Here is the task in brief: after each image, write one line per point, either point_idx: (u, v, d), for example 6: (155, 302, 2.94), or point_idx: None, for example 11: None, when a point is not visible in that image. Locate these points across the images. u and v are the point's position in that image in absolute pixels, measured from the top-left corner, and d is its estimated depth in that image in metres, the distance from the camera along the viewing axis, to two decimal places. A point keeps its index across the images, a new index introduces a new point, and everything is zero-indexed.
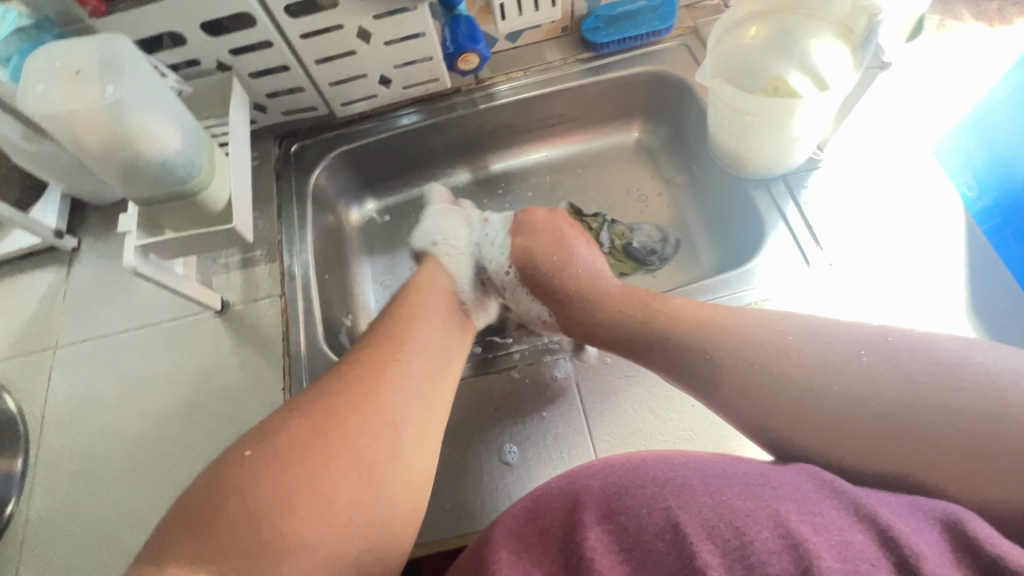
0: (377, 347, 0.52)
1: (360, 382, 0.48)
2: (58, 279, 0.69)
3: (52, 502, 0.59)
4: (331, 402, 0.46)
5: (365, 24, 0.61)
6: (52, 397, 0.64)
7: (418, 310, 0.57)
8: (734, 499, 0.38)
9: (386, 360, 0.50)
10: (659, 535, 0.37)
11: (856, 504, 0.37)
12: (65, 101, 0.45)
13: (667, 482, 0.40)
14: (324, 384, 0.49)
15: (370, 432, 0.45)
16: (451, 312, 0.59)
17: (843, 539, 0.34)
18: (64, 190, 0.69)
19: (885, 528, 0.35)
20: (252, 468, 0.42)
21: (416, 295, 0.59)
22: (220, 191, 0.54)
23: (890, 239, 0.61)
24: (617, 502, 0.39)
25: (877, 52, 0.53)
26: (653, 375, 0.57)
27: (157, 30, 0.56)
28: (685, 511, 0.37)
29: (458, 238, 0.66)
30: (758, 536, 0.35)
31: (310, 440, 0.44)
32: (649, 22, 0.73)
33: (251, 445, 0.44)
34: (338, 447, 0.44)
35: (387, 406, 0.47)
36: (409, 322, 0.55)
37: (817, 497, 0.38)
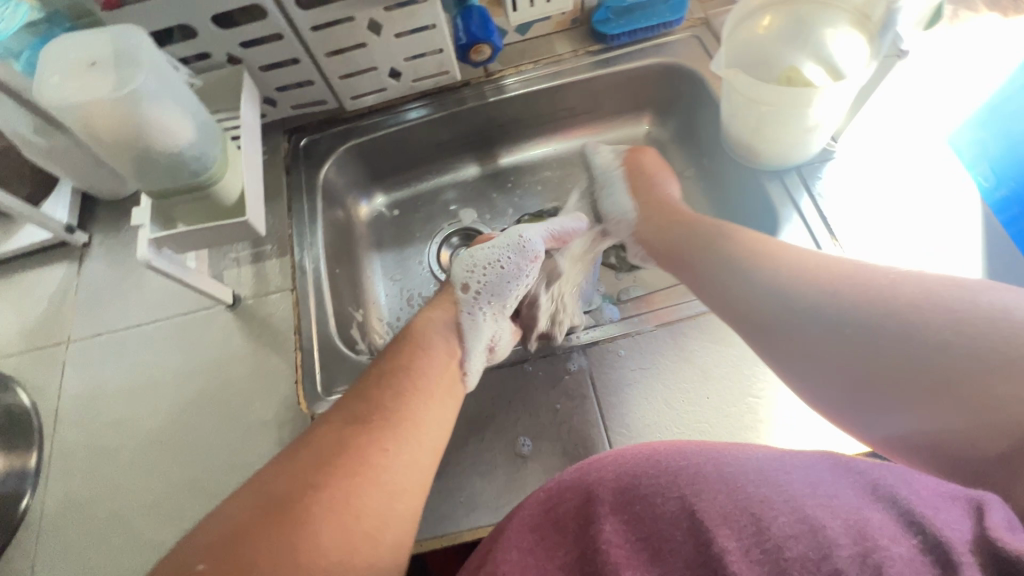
0: (365, 431, 0.48)
1: (334, 465, 0.45)
2: (69, 274, 0.69)
3: (67, 495, 0.59)
4: (302, 489, 0.44)
5: (376, 16, 0.61)
6: (66, 391, 0.64)
7: (410, 383, 0.52)
8: (749, 484, 0.38)
9: (366, 437, 0.47)
10: (676, 524, 0.37)
11: (875, 487, 0.36)
12: (79, 92, 0.45)
13: (681, 471, 0.40)
14: (297, 463, 0.46)
15: (342, 535, 0.42)
16: (450, 381, 0.54)
17: (860, 517, 0.34)
18: (75, 185, 0.69)
19: (906, 508, 0.34)
20: None
21: (404, 353, 0.55)
22: (232, 184, 0.55)
23: (904, 232, 0.61)
24: (632, 492, 0.40)
25: (895, 40, 0.52)
26: (668, 367, 0.57)
27: (168, 22, 0.56)
28: (702, 499, 0.37)
29: (492, 286, 0.61)
30: (774, 522, 0.35)
31: (275, 543, 0.41)
32: (660, 14, 0.72)
33: (206, 556, 0.41)
34: (307, 548, 0.41)
35: (363, 509, 0.44)
36: (395, 388, 0.51)
37: (834, 481, 0.38)
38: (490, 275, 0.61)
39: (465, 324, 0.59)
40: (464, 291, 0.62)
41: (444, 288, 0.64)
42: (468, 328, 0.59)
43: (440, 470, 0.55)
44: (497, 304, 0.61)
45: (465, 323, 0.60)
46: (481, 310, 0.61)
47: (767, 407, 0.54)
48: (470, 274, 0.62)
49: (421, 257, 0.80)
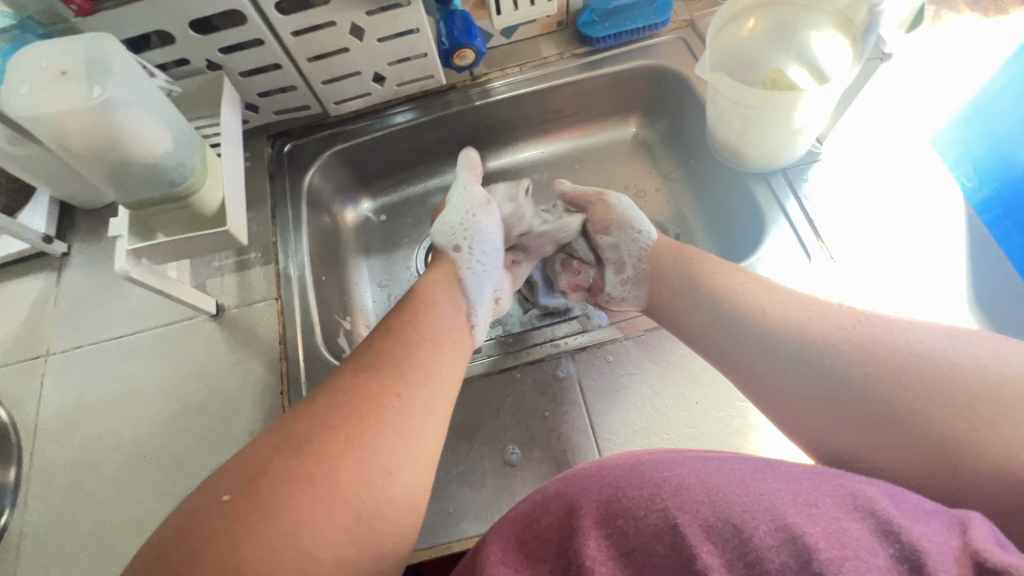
0: (380, 376, 0.46)
1: (351, 404, 0.44)
2: (48, 285, 0.68)
3: (47, 512, 0.58)
4: (321, 427, 0.42)
5: (358, 20, 0.60)
6: (45, 405, 0.62)
7: (420, 335, 0.51)
8: (730, 493, 0.37)
9: (382, 380, 0.46)
10: (658, 538, 0.36)
11: (855, 497, 0.36)
12: (50, 103, 0.44)
13: (663, 482, 0.39)
14: (315, 407, 0.44)
15: (361, 474, 0.40)
16: (455, 333, 0.54)
17: (840, 527, 0.34)
18: (52, 194, 0.67)
19: (885, 520, 0.34)
20: (231, 511, 0.37)
21: (415, 303, 0.54)
22: (211, 195, 0.54)
23: (889, 236, 0.61)
24: (615, 504, 0.39)
25: (878, 43, 0.53)
26: (657, 373, 0.56)
27: (145, 29, 0.55)
28: (683, 513, 0.36)
29: (479, 234, 0.62)
30: (755, 533, 0.34)
31: (295, 474, 0.39)
32: (646, 16, 0.72)
33: (233, 488, 0.39)
34: (326, 482, 0.39)
35: (380, 450, 0.42)
36: (407, 335, 0.50)
37: (813, 489, 0.37)
38: (476, 229, 0.62)
39: (467, 281, 0.59)
40: (458, 250, 0.61)
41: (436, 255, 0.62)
42: (468, 279, 0.59)
43: None
44: (488, 255, 0.62)
45: (467, 281, 0.59)
46: (479, 260, 0.61)
47: (755, 412, 0.54)
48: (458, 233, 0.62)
49: (408, 262, 0.79)
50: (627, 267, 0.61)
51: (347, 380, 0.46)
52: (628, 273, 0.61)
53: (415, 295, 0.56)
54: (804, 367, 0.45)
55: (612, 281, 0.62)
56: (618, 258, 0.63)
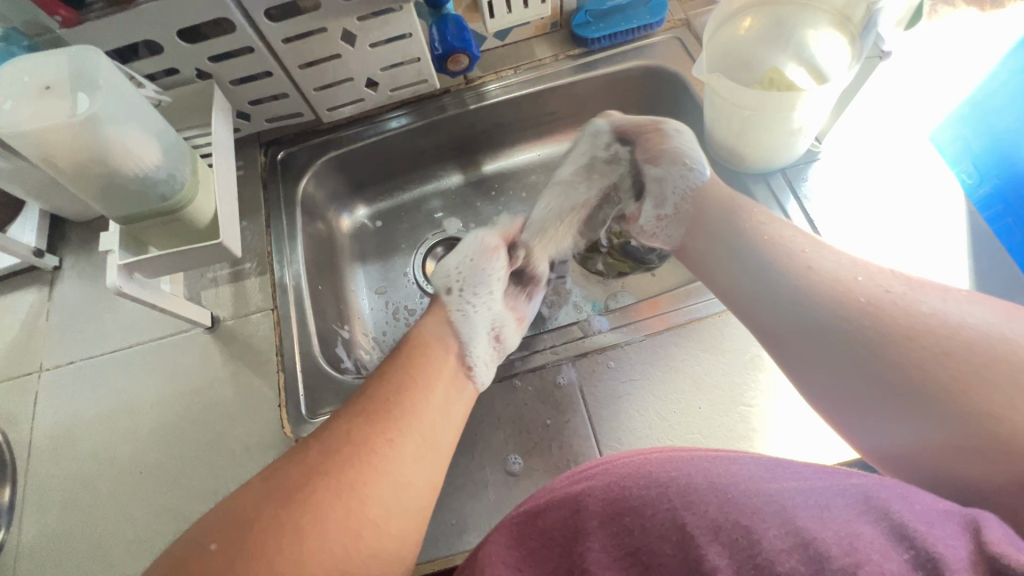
0: (371, 421, 0.46)
1: (342, 452, 0.44)
2: (40, 299, 0.67)
3: (44, 530, 0.57)
4: (311, 474, 0.43)
5: (349, 26, 0.59)
6: (39, 422, 0.61)
7: (410, 376, 0.50)
8: (740, 495, 0.36)
9: (374, 425, 0.46)
10: (665, 537, 0.36)
11: (867, 497, 0.35)
12: (35, 120, 0.43)
13: (672, 483, 0.38)
14: (308, 451, 0.45)
15: (354, 522, 0.41)
16: (450, 373, 0.52)
17: (852, 530, 0.33)
18: (42, 208, 0.66)
19: (900, 522, 0.32)
20: (221, 560, 0.39)
21: (412, 343, 0.54)
22: (205, 207, 0.53)
23: (891, 236, 0.60)
24: (621, 504, 0.39)
25: (876, 42, 0.52)
26: (659, 379, 0.56)
27: (132, 39, 0.54)
28: (690, 513, 0.36)
29: (472, 279, 0.61)
30: (765, 535, 0.33)
31: (283, 522, 0.40)
32: (640, 16, 0.71)
33: (219, 536, 0.40)
34: (315, 533, 0.40)
35: (373, 497, 0.43)
36: (401, 377, 0.50)
37: (827, 492, 0.36)
38: (472, 275, 0.61)
39: (457, 320, 0.58)
40: (449, 294, 0.60)
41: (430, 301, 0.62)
42: (462, 326, 0.57)
43: None
44: (483, 301, 0.60)
45: (457, 320, 0.58)
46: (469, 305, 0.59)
47: (759, 415, 0.53)
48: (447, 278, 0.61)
49: (405, 268, 0.79)
50: (667, 203, 0.61)
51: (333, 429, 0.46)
52: (667, 208, 0.61)
53: None
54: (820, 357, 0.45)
55: (648, 215, 0.63)
56: (660, 193, 0.62)
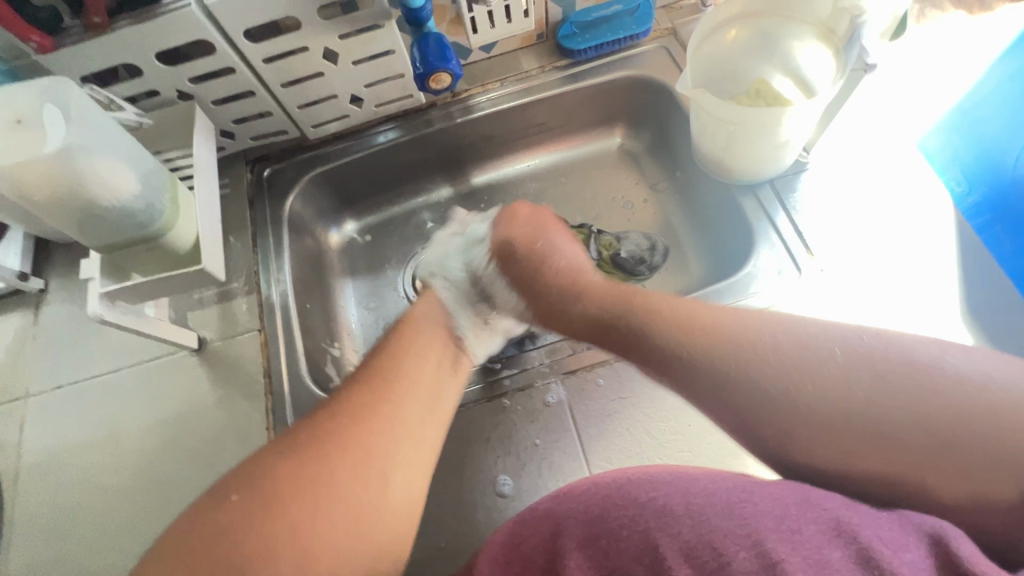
0: (359, 405, 0.48)
1: (353, 416, 0.47)
2: (25, 323, 0.66)
3: (32, 559, 0.57)
4: (325, 437, 0.46)
5: (331, 44, 0.58)
6: (26, 448, 0.61)
7: (402, 365, 0.51)
8: (713, 516, 0.37)
9: (383, 397, 0.49)
10: (638, 559, 0.37)
11: (838, 521, 0.36)
12: (6, 153, 0.43)
13: (649, 505, 0.39)
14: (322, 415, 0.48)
15: (341, 508, 0.43)
16: (442, 361, 0.54)
17: (820, 557, 0.34)
18: (26, 231, 0.66)
19: (865, 544, 0.34)
20: (238, 511, 0.42)
21: (414, 322, 0.56)
22: (185, 232, 0.52)
23: (881, 245, 0.60)
24: (597, 525, 0.39)
25: (861, 54, 0.51)
26: (648, 396, 0.55)
27: (110, 63, 0.53)
28: (664, 534, 0.37)
29: (450, 262, 0.64)
30: (735, 557, 0.35)
31: (300, 477, 0.44)
32: (626, 26, 0.71)
33: (239, 490, 0.43)
34: (327, 488, 0.44)
35: (360, 485, 0.45)
36: (406, 351, 0.53)
37: (800, 510, 0.37)
38: (460, 264, 0.63)
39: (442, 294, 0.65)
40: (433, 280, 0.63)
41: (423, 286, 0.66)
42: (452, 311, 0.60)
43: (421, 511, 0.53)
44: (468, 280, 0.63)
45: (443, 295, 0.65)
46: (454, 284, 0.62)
47: None
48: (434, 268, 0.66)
49: (395, 283, 0.78)
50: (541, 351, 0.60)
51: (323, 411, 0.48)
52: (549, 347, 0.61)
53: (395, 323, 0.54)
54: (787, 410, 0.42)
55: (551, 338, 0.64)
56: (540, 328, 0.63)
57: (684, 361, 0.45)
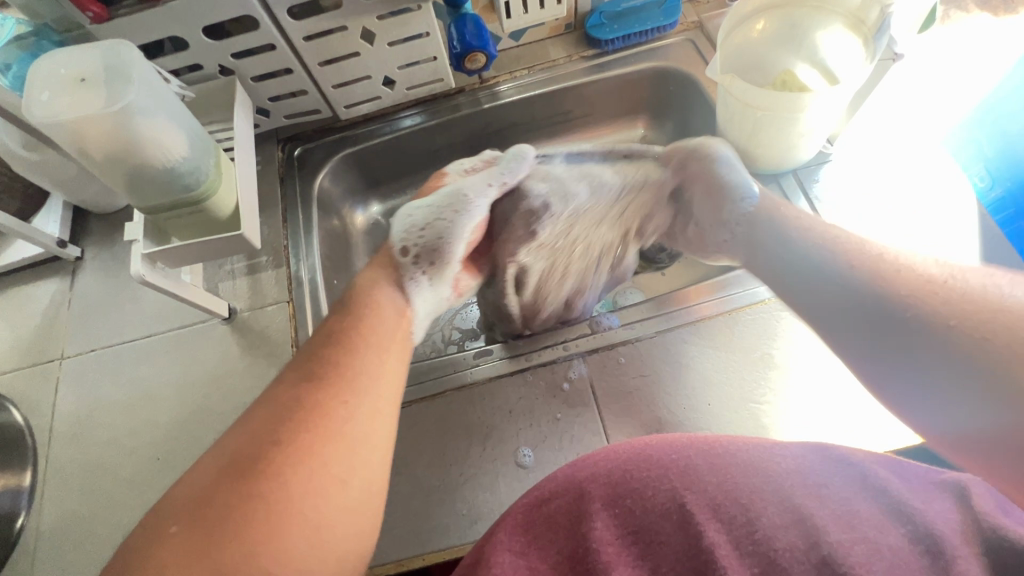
0: (316, 389, 0.44)
1: (293, 420, 0.42)
2: (62, 289, 0.68)
3: (62, 515, 0.58)
4: (266, 445, 0.40)
5: (369, 25, 0.60)
6: (60, 408, 0.63)
7: (352, 343, 0.47)
8: (738, 474, 0.40)
9: (321, 391, 0.43)
10: (665, 515, 0.39)
11: (866, 476, 0.40)
12: (70, 110, 0.45)
13: (673, 465, 0.41)
14: (264, 417, 0.43)
15: (265, 527, 0.37)
16: (399, 335, 0.50)
17: (850, 509, 0.38)
18: (66, 200, 0.68)
19: (898, 499, 0.38)
20: (188, 541, 0.36)
21: (354, 321, 0.49)
22: (226, 199, 0.54)
23: (902, 195, 0.63)
24: (620, 489, 0.40)
25: (889, 44, 0.53)
26: (669, 373, 0.56)
27: (158, 35, 0.56)
28: (690, 492, 0.40)
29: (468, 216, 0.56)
30: (764, 512, 0.38)
31: (245, 493, 0.38)
32: (654, 18, 0.72)
33: (180, 517, 0.38)
34: (282, 497, 0.38)
35: (301, 489, 0.39)
36: (342, 347, 0.47)
37: (827, 469, 0.40)
38: (452, 246, 0.55)
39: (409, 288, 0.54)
40: (404, 254, 0.55)
41: (377, 258, 0.56)
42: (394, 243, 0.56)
43: (442, 480, 0.55)
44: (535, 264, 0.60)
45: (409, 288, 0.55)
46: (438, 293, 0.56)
47: (770, 413, 0.54)
48: (412, 236, 0.55)
49: None
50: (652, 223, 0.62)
51: (286, 395, 0.44)
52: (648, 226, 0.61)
53: (352, 293, 0.52)
54: (811, 280, 0.49)
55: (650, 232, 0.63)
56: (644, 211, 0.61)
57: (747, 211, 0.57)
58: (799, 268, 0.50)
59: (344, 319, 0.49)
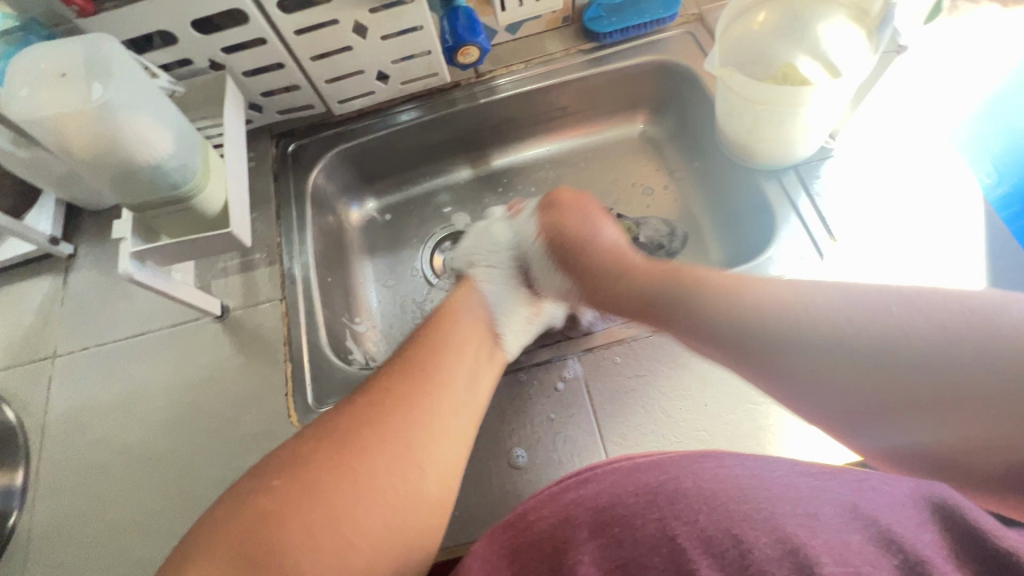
0: (405, 378, 0.52)
1: (383, 403, 0.50)
2: (54, 286, 0.68)
3: (54, 514, 0.58)
4: (361, 421, 0.49)
5: (361, 18, 0.59)
6: (53, 407, 0.63)
7: (437, 344, 0.55)
8: (730, 501, 0.37)
9: (409, 382, 0.52)
10: (654, 549, 0.36)
11: (855, 509, 0.36)
12: (52, 106, 0.45)
13: (661, 489, 0.39)
14: (359, 403, 0.51)
15: (337, 527, 0.44)
16: (482, 342, 0.57)
17: (841, 540, 0.33)
18: (58, 197, 0.68)
19: (885, 529, 0.34)
20: (279, 496, 0.45)
21: (439, 328, 0.57)
22: (214, 196, 0.54)
23: (907, 196, 0.61)
24: (609, 513, 0.39)
25: (894, 35, 0.52)
26: (665, 373, 0.55)
27: (147, 29, 0.55)
28: (680, 523, 0.36)
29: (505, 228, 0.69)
30: (755, 543, 0.34)
31: (337, 460, 0.47)
32: (653, 10, 0.71)
33: (279, 474, 0.46)
34: (365, 470, 0.47)
35: (381, 466, 0.47)
36: (432, 346, 0.55)
37: (813, 495, 0.37)
38: (503, 249, 0.66)
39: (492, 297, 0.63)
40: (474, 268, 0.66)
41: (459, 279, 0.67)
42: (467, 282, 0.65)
43: None
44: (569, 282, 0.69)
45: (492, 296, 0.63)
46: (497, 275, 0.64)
47: (769, 414, 0.53)
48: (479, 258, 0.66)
49: (413, 262, 0.79)
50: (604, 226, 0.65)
51: (383, 384, 0.52)
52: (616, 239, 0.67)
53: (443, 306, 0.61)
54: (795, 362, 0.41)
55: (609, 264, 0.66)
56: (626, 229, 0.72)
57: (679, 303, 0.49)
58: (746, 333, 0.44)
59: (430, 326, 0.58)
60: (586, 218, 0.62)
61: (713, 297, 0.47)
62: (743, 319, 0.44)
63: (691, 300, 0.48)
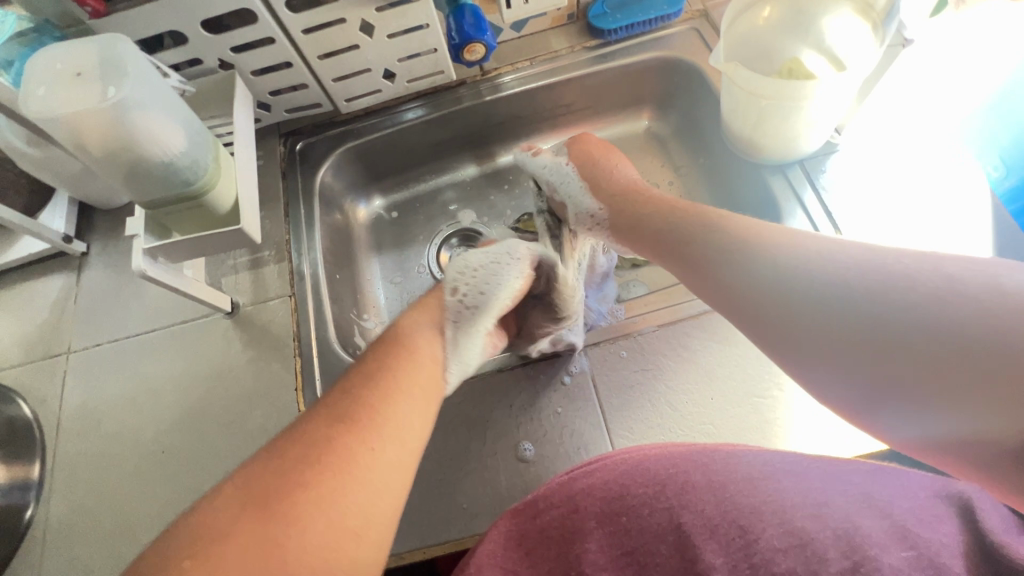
0: (347, 429, 0.43)
1: (322, 459, 0.41)
2: (68, 284, 0.69)
3: (69, 506, 0.59)
4: (290, 485, 0.39)
5: (368, 16, 0.60)
6: (67, 402, 0.64)
7: (384, 385, 0.47)
8: (739, 493, 0.38)
9: (351, 433, 0.43)
10: (661, 537, 0.38)
11: (868, 499, 0.37)
12: (66, 104, 0.45)
13: (669, 480, 0.40)
14: (292, 453, 0.41)
15: None
16: (435, 383, 0.50)
17: (851, 526, 0.35)
18: (71, 196, 0.69)
19: (902, 523, 0.35)
20: None
21: (391, 363, 0.49)
22: (224, 193, 0.54)
23: (910, 191, 0.61)
24: (618, 503, 0.40)
25: (899, 29, 0.52)
26: (671, 367, 0.56)
27: (158, 30, 0.56)
28: (687, 511, 0.38)
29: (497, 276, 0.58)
30: (762, 534, 0.35)
31: (255, 535, 0.36)
32: (658, 6, 0.71)
33: (189, 551, 0.36)
34: (294, 546, 0.37)
35: (315, 537, 0.37)
36: (377, 385, 0.46)
37: (824, 485, 0.38)
38: (488, 292, 0.57)
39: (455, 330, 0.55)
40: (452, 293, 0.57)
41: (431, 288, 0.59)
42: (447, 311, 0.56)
43: (442, 475, 0.54)
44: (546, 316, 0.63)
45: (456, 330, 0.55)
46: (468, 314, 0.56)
47: (775, 407, 0.53)
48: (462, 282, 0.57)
49: (420, 259, 0.79)
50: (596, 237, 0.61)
51: (319, 431, 0.43)
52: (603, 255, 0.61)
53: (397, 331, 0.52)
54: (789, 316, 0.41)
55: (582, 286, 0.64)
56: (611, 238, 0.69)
57: (681, 233, 0.52)
58: (749, 291, 0.44)
59: (378, 358, 0.49)
60: (608, 152, 0.66)
61: (708, 230, 0.50)
62: (735, 251, 0.46)
63: (682, 224, 0.52)
